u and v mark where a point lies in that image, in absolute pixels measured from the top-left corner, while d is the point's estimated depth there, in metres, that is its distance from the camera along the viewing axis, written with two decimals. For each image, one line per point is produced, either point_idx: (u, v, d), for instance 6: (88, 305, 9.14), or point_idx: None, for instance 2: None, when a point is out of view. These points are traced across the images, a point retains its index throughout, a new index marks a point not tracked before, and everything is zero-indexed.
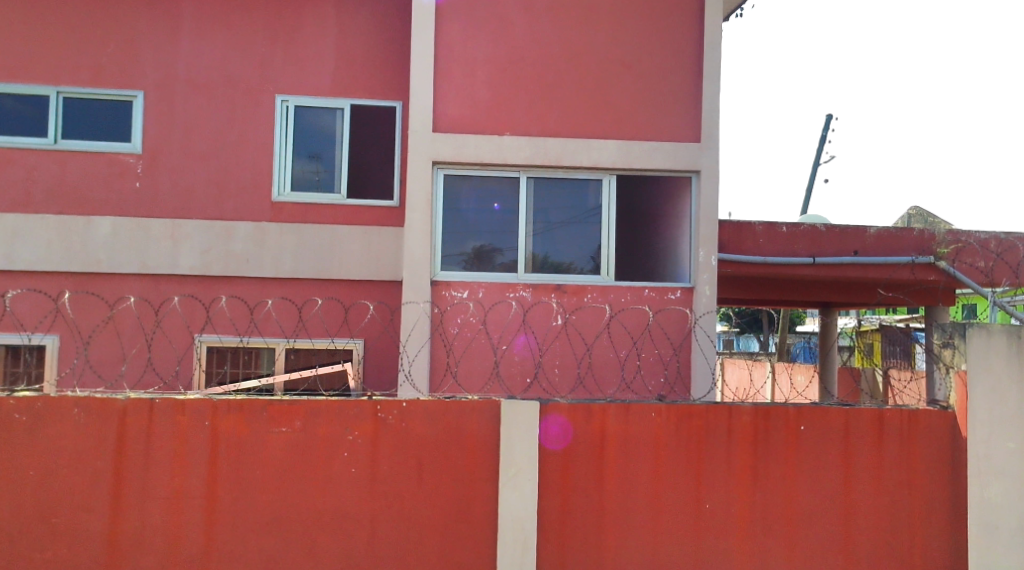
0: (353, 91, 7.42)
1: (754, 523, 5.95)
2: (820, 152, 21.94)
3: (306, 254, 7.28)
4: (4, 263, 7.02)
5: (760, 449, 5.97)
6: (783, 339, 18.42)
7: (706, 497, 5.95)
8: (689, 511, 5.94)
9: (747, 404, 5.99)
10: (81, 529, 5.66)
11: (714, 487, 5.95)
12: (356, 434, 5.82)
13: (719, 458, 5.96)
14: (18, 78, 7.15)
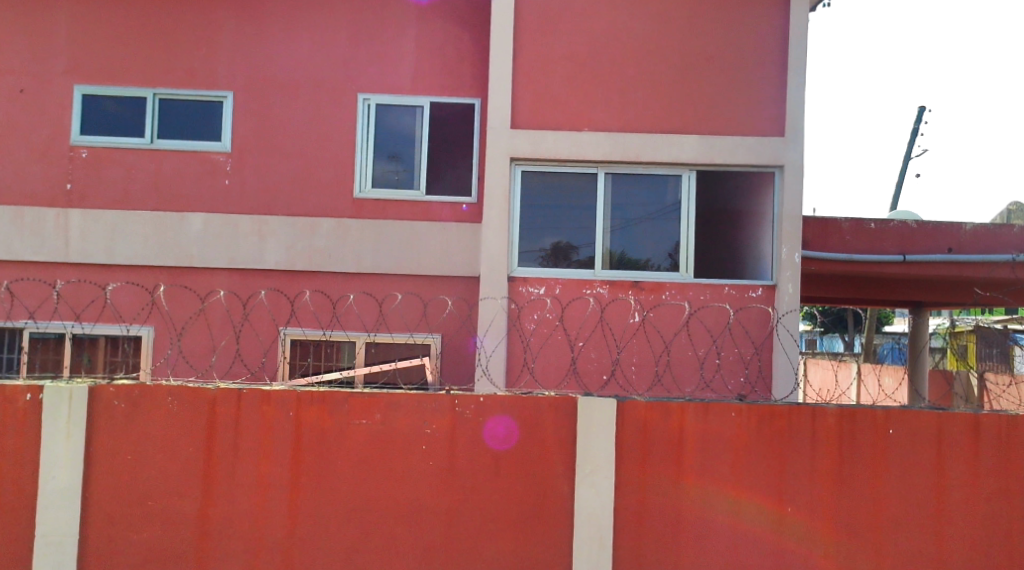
0: (434, 90, 7.54)
1: (837, 528, 5.83)
2: (912, 146, 21.11)
3: (386, 250, 7.43)
4: (103, 258, 7.29)
5: (844, 452, 5.84)
6: (870, 339, 17.95)
7: (787, 500, 5.85)
8: (769, 514, 5.85)
9: (832, 405, 5.85)
10: (175, 513, 5.91)
11: (795, 490, 5.85)
12: (434, 427, 5.92)
13: (802, 460, 5.85)
14: (116, 80, 7.40)
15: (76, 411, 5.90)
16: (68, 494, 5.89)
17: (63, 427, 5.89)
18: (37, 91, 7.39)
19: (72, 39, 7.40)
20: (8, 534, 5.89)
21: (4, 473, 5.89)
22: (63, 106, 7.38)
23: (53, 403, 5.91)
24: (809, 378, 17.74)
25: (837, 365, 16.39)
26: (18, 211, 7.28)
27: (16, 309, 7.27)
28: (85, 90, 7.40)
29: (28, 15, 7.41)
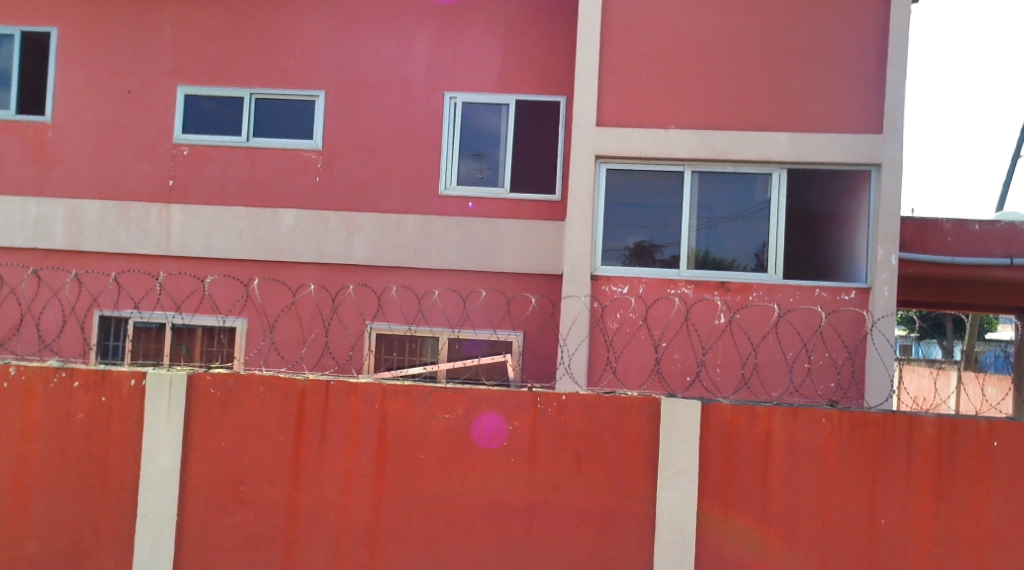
0: (520, 87, 7.57)
1: (933, 544, 5.63)
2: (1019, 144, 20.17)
3: (469, 246, 7.51)
4: (201, 251, 7.56)
5: (943, 465, 5.63)
6: (973, 346, 17.24)
7: (879, 513, 5.67)
8: (861, 524, 5.68)
9: (930, 415, 5.66)
10: (264, 499, 6.08)
11: (888, 502, 5.67)
12: (516, 423, 5.96)
13: (896, 472, 5.66)
14: (215, 80, 7.67)
15: (176, 398, 6.12)
16: (166, 478, 6.11)
17: (163, 413, 6.13)
18: (143, 91, 7.68)
19: (175, 42, 7.69)
20: (111, 514, 6.12)
21: (109, 456, 6.14)
22: (166, 106, 7.67)
23: (155, 390, 6.16)
24: (907, 385, 17.14)
25: (933, 374, 15.75)
26: (125, 207, 7.60)
27: (122, 299, 7.60)
28: (187, 91, 7.68)
29: (134, 19, 7.72)
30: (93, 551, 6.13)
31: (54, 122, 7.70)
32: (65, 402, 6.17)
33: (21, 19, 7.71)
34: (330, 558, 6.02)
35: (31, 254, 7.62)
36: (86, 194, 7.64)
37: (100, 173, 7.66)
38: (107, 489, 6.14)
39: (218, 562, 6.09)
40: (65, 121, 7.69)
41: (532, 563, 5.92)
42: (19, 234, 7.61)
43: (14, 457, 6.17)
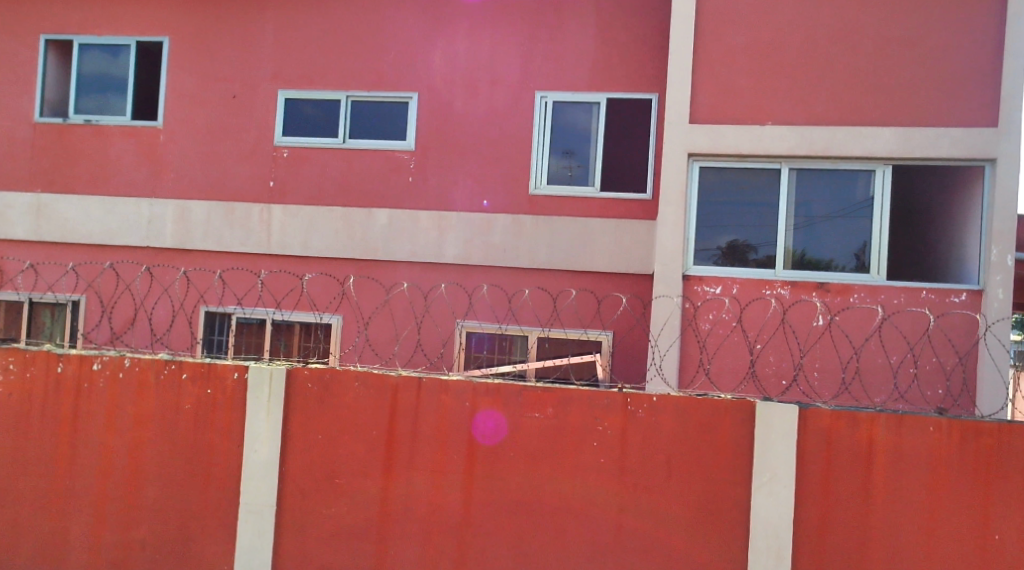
0: (611, 85, 7.53)
1: None
2: None
3: (559, 245, 7.52)
4: (299, 249, 7.80)
5: None
6: None
7: (993, 528, 5.45)
8: (971, 537, 5.47)
9: None
10: (358, 491, 6.21)
11: (1001, 516, 5.45)
12: (606, 424, 5.90)
13: (1012, 485, 5.44)
14: (314, 84, 7.89)
15: (276, 391, 6.27)
16: (268, 468, 6.28)
17: (264, 405, 6.29)
18: (247, 96, 7.96)
19: (277, 47, 7.94)
20: (215, 501, 6.34)
21: (212, 446, 6.37)
22: (268, 109, 7.93)
23: (257, 381, 6.33)
24: None
25: None
26: (229, 207, 7.90)
27: (226, 295, 7.92)
28: (287, 94, 7.92)
29: (238, 26, 7.99)
30: (198, 536, 6.36)
31: (165, 126, 8.04)
32: (174, 392, 6.42)
33: (136, 30, 8.08)
34: (422, 551, 6.11)
35: (145, 252, 7.98)
36: (195, 196, 7.97)
37: (207, 175, 7.97)
38: (210, 476, 6.36)
39: (314, 552, 6.25)
40: (175, 126, 8.03)
41: (622, 565, 5.87)
42: (133, 234, 7.98)
43: (126, 443, 6.45)
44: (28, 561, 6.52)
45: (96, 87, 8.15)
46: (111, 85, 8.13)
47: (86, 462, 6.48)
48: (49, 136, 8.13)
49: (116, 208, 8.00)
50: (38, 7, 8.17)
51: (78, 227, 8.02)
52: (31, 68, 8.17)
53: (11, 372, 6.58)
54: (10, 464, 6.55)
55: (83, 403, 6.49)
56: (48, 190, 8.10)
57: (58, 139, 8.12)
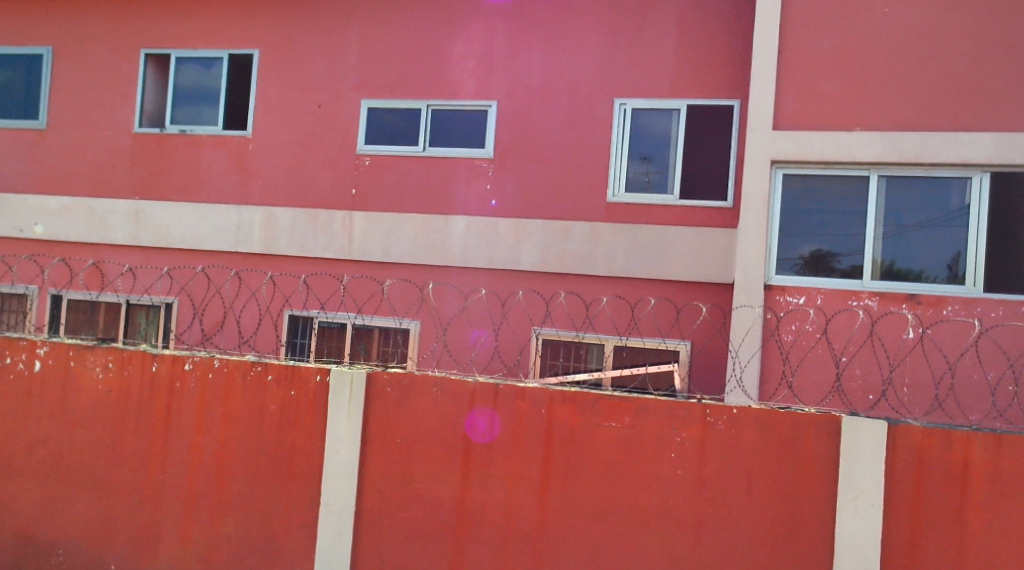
0: (692, 92, 7.46)
1: None
2: None
3: (637, 253, 7.48)
4: (380, 256, 7.98)
5: None
6: None
7: None
8: None
9: None
10: (436, 493, 6.21)
11: None
12: (684, 435, 5.79)
13: None
14: (396, 94, 8.05)
15: (356, 395, 6.33)
16: (347, 469, 6.32)
17: (345, 406, 6.35)
18: (332, 106, 8.17)
19: (361, 58, 8.13)
20: (297, 500, 6.42)
21: (294, 446, 6.44)
22: (352, 119, 8.13)
23: (338, 384, 6.39)
24: None
25: None
26: (313, 214, 8.12)
27: (310, 300, 8.14)
28: (369, 104, 8.11)
29: (324, 38, 8.22)
30: (280, 533, 6.44)
31: (254, 136, 8.32)
32: (258, 393, 6.51)
33: (229, 43, 8.40)
34: (498, 558, 6.07)
35: (233, 257, 8.30)
36: (281, 203, 8.21)
37: (293, 183, 8.21)
38: (293, 475, 6.44)
39: (391, 554, 6.26)
40: (264, 135, 8.30)
41: None
42: (223, 239, 8.29)
43: (214, 442, 6.57)
44: (120, 557, 6.66)
45: (190, 99, 8.51)
46: (205, 96, 8.49)
47: (178, 460, 6.60)
48: (147, 146, 8.51)
49: (208, 214, 8.34)
50: (140, 23, 8.58)
51: (173, 233, 8.39)
52: (132, 81, 8.58)
53: (110, 370, 6.72)
54: (106, 460, 6.69)
55: (175, 402, 6.62)
56: (145, 197, 8.47)
57: (155, 148, 8.50)
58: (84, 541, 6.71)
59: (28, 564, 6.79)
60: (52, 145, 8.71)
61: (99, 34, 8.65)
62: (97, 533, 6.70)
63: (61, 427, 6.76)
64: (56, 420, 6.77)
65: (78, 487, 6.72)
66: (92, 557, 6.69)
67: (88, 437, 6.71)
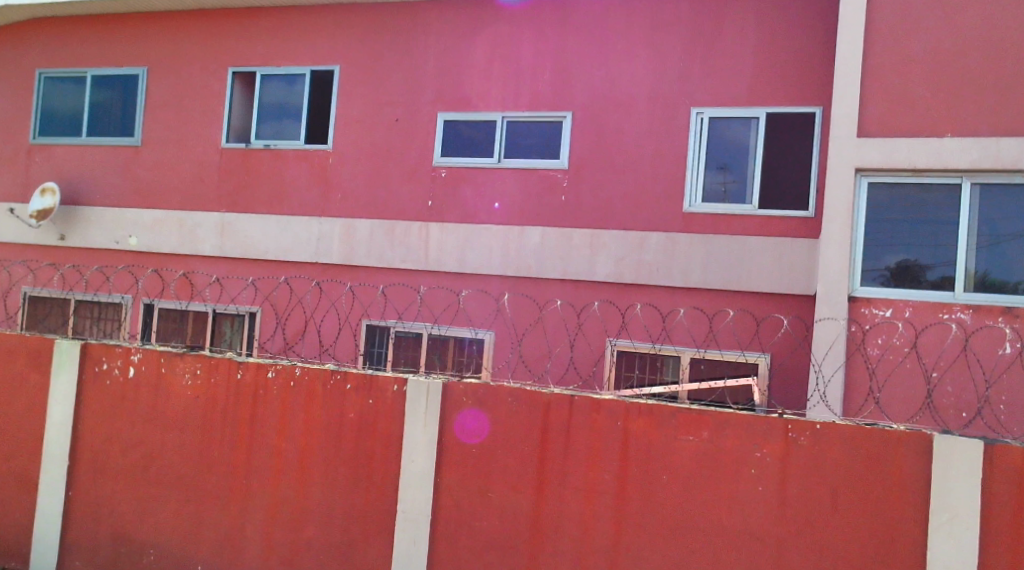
0: (771, 99, 7.34)
1: None
2: None
3: (715, 264, 7.41)
4: (456, 267, 8.06)
5: None
6: None
7: None
8: None
9: None
10: (512, 504, 6.10)
11: None
12: (766, 450, 5.60)
13: None
14: (472, 106, 8.14)
15: (433, 404, 6.26)
16: (424, 478, 6.26)
17: (422, 416, 6.30)
18: (410, 119, 8.31)
19: (438, 71, 8.26)
20: (374, 507, 6.37)
21: (374, 453, 6.39)
22: (429, 131, 8.24)
23: (415, 394, 6.34)
24: None
25: None
26: (391, 225, 8.27)
27: (388, 310, 8.29)
28: (446, 117, 8.22)
29: (402, 52, 8.38)
30: (360, 540, 6.39)
31: (335, 149, 8.52)
32: (338, 402, 6.49)
33: (311, 60, 8.65)
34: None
35: (314, 267, 8.51)
36: (361, 215, 8.39)
37: (372, 195, 8.38)
38: (372, 482, 6.39)
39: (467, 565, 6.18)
40: (344, 148, 8.49)
41: None
42: (304, 250, 8.52)
43: (296, 448, 6.56)
44: (208, 557, 6.66)
45: (273, 114, 8.79)
46: (287, 112, 8.74)
47: (262, 465, 6.61)
48: (234, 160, 8.82)
49: (291, 226, 8.58)
50: (229, 43, 8.91)
51: (256, 244, 8.66)
52: (221, 98, 8.92)
53: (197, 377, 6.78)
54: (194, 462, 6.73)
55: (259, 408, 6.64)
56: (232, 210, 8.78)
57: (241, 163, 8.80)
58: (173, 542, 6.72)
59: (120, 565, 6.81)
60: (147, 161, 9.11)
61: (190, 54, 9.03)
62: (185, 534, 6.71)
63: (152, 429, 6.81)
64: (149, 422, 6.83)
65: (169, 489, 6.76)
66: (181, 558, 6.70)
67: (178, 440, 6.77)
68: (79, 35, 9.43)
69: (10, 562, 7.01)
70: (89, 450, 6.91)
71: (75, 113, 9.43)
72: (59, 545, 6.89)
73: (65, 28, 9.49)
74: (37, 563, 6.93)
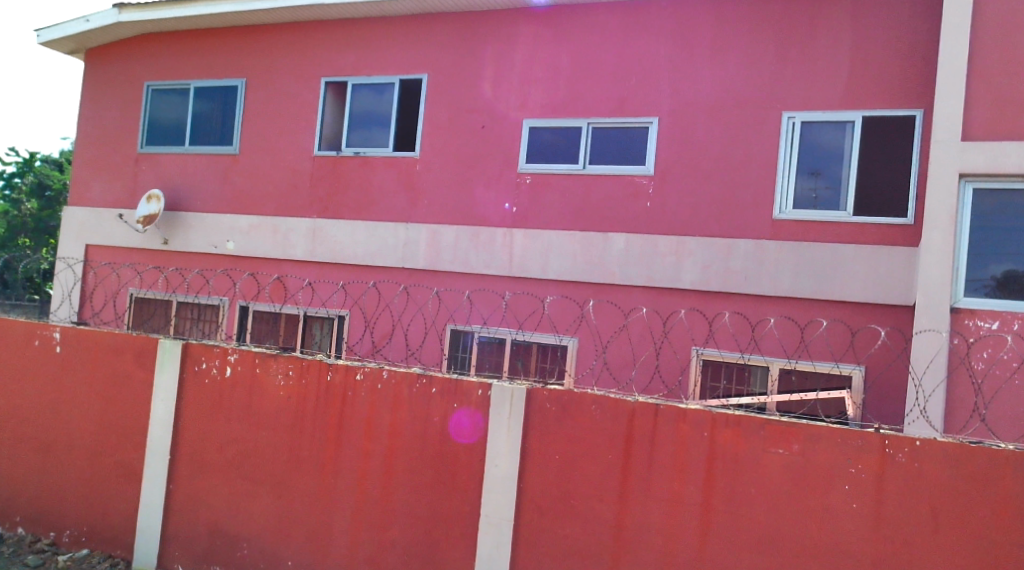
0: (867, 103, 7.21)
1: None
2: None
3: (806, 272, 7.29)
4: (540, 273, 8.12)
5: None
6: None
7: None
8: None
9: None
10: (595, 513, 5.93)
11: None
12: (860, 467, 5.37)
13: None
14: (557, 113, 8.19)
15: (517, 408, 6.14)
16: (507, 483, 6.15)
17: (505, 422, 6.18)
18: (495, 126, 8.40)
19: (526, 78, 8.33)
20: (458, 510, 6.29)
21: (458, 458, 6.32)
22: (515, 138, 8.32)
23: (499, 398, 6.23)
24: None
25: None
26: (475, 231, 8.37)
27: (473, 315, 8.38)
28: (531, 124, 8.29)
29: (489, 60, 8.47)
30: (444, 542, 6.32)
31: (422, 156, 8.66)
32: (425, 405, 6.45)
33: (399, 68, 8.83)
34: None
35: (399, 272, 8.67)
36: (444, 221, 8.52)
37: (457, 201, 8.49)
38: (455, 485, 6.32)
39: None
40: (430, 155, 8.62)
41: None
42: (390, 256, 8.70)
43: (382, 449, 6.55)
44: (297, 554, 6.71)
45: (363, 123, 8.99)
46: (376, 120, 8.93)
47: (349, 465, 6.63)
48: (325, 168, 9.06)
49: (377, 232, 8.76)
50: (322, 53, 9.17)
51: (344, 249, 8.89)
52: (314, 107, 9.17)
53: (290, 378, 6.86)
54: (284, 461, 6.81)
55: (347, 409, 6.67)
56: (322, 216, 9.02)
57: (331, 170, 9.03)
58: (265, 538, 6.81)
59: (216, 558, 6.95)
60: (244, 168, 9.44)
61: (286, 65, 9.33)
62: (276, 530, 6.79)
63: (246, 427, 6.95)
64: (244, 420, 6.96)
65: (262, 485, 6.85)
66: (272, 553, 6.78)
67: (271, 439, 6.86)
68: (183, 50, 9.88)
69: (114, 552, 7.24)
70: (189, 446, 7.10)
71: (178, 123, 9.87)
72: (162, 536, 7.08)
73: (170, 44, 9.96)
74: (139, 554, 7.12)
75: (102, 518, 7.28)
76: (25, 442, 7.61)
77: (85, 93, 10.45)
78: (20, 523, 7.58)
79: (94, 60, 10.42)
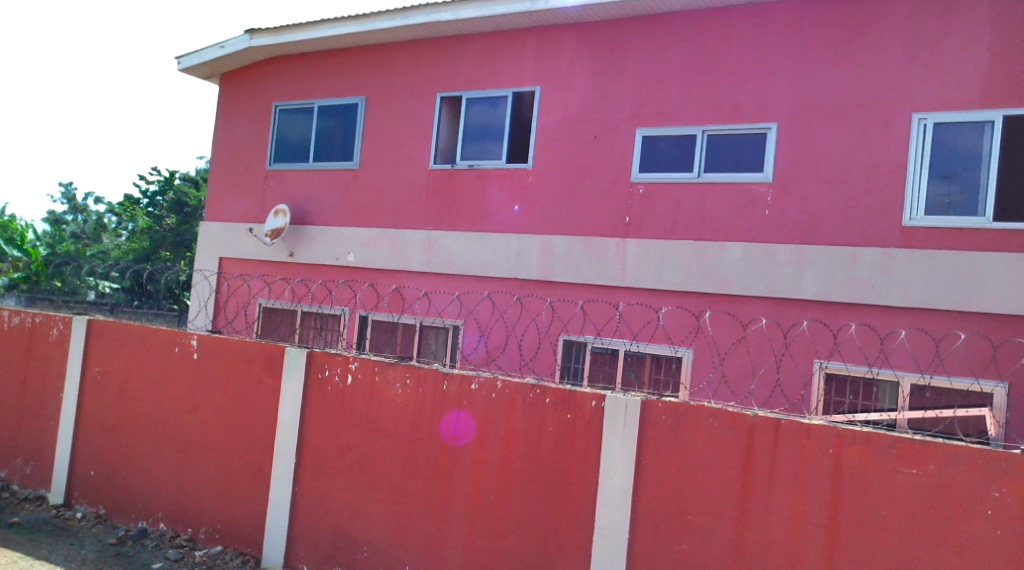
0: (1009, 101, 6.78)
1: None
2: None
3: (940, 282, 6.90)
4: (654, 283, 7.99)
5: None
6: None
7: None
8: None
9: None
10: (710, 530, 5.71)
11: None
12: (1004, 490, 5.01)
13: None
14: (673, 121, 8.04)
15: (630, 419, 5.99)
16: (622, 495, 5.99)
17: (619, 433, 6.02)
18: (608, 136, 8.35)
19: (640, 86, 8.23)
20: (570, 522, 6.19)
21: (574, 467, 6.22)
22: (629, 147, 8.23)
23: (613, 411, 6.11)
24: None
25: None
26: (587, 241, 8.35)
27: (586, 326, 8.32)
28: (645, 133, 8.18)
29: (604, 69, 8.42)
30: (555, 550, 6.24)
31: (535, 167, 8.68)
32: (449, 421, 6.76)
33: (512, 81, 8.90)
34: None
35: (513, 282, 8.73)
36: (559, 231, 8.51)
37: (571, 212, 8.47)
38: (570, 495, 6.22)
39: None
40: (543, 166, 8.64)
41: None
42: (503, 266, 8.75)
43: (494, 458, 6.55)
44: (415, 558, 6.81)
45: (476, 136, 9.08)
46: (489, 133, 9.00)
47: (462, 473, 6.68)
48: (441, 181, 9.22)
49: (493, 242, 8.84)
50: (438, 69, 9.35)
51: (461, 260, 9.01)
52: (430, 122, 9.35)
53: (408, 386, 6.99)
54: (401, 467, 6.93)
55: (461, 419, 6.72)
56: (438, 228, 9.18)
57: (447, 182, 9.18)
58: (386, 541, 6.95)
59: (337, 560, 7.15)
60: (364, 183, 9.73)
61: (404, 81, 9.57)
62: (394, 535, 6.91)
63: (365, 433, 7.11)
64: (363, 426, 7.13)
65: (380, 491, 7.00)
66: (390, 558, 6.91)
67: (387, 445, 7.01)
68: (309, 72, 10.30)
69: (245, 549, 7.57)
70: (313, 451, 7.33)
71: (303, 141, 10.28)
72: (289, 536, 7.34)
73: (296, 66, 10.40)
74: (268, 552, 7.40)
75: (235, 517, 7.64)
76: (165, 444, 8.09)
77: (220, 115, 11.04)
78: (162, 519, 8.05)
79: (228, 84, 11.01)
